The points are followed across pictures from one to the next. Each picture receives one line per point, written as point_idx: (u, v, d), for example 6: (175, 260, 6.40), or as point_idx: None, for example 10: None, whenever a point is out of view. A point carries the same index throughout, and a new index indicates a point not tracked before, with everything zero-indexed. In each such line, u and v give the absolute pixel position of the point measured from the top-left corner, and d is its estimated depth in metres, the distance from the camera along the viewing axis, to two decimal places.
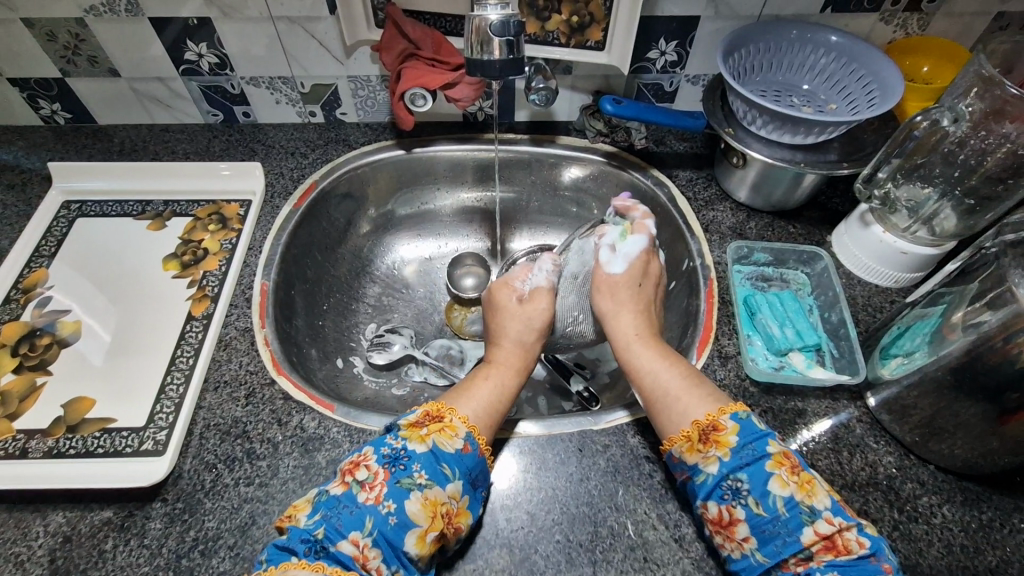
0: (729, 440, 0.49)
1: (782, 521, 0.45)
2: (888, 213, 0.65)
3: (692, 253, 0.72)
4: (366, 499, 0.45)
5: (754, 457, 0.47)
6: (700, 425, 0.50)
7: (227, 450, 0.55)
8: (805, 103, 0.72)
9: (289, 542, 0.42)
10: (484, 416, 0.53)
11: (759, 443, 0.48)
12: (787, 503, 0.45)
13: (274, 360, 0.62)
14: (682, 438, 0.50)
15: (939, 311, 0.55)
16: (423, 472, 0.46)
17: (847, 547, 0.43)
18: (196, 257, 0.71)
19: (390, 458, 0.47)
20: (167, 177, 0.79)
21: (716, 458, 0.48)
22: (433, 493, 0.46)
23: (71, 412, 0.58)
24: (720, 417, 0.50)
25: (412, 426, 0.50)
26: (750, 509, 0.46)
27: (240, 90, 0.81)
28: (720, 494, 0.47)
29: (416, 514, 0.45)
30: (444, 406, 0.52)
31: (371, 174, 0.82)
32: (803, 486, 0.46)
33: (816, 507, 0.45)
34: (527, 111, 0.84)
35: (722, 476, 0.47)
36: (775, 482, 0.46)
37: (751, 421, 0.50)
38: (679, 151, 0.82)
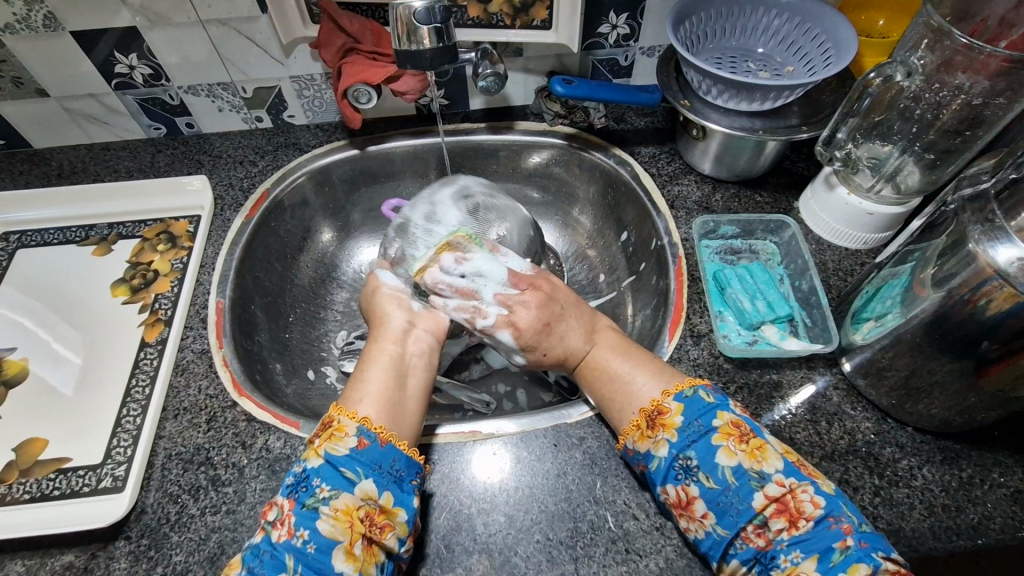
0: (674, 421, 0.48)
1: (734, 492, 0.45)
2: (852, 173, 0.63)
3: (659, 232, 0.70)
4: (279, 537, 0.44)
5: (700, 434, 0.47)
6: (646, 411, 0.50)
7: (191, 480, 0.53)
8: (761, 68, 0.70)
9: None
10: (378, 403, 0.50)
11: (705, 418, 0.48)
12: (736, 472, 0.45)
13: (235, 381, 0.60)
14: (632, 428, 0.50)
15: (909, 270, 0.54)
16: (326, 485, 0.45)
17: (801, 509, 0.43)
18: (146, 280, 0.69)
19: (293, 485, 0.46)
20: (110, 198, 0.76)
21: (664, 441, 0.48)
22: (341, 502, 0.45)
23: (23, 455, 0.56)
24: (665, 401, 0.50)
25: (308, 444, 0.48)
26: (703, 485, 0.46)
27: (179, 100, 0.77)
28: (674, 475, 0.47)
29: (332, 531, 0.44)
30: (338, 407, 0.50)
31: (325, 177, 0.80)
32: (753, 453, 0.45)
33: (766, 471, 0.45)
34: (481, 98, 0.81)
35: (674, 458, 0.47)
36: (723, 455, 0.46)
37: (696, 397, 0.49)
38: (640, 127, 0.80)
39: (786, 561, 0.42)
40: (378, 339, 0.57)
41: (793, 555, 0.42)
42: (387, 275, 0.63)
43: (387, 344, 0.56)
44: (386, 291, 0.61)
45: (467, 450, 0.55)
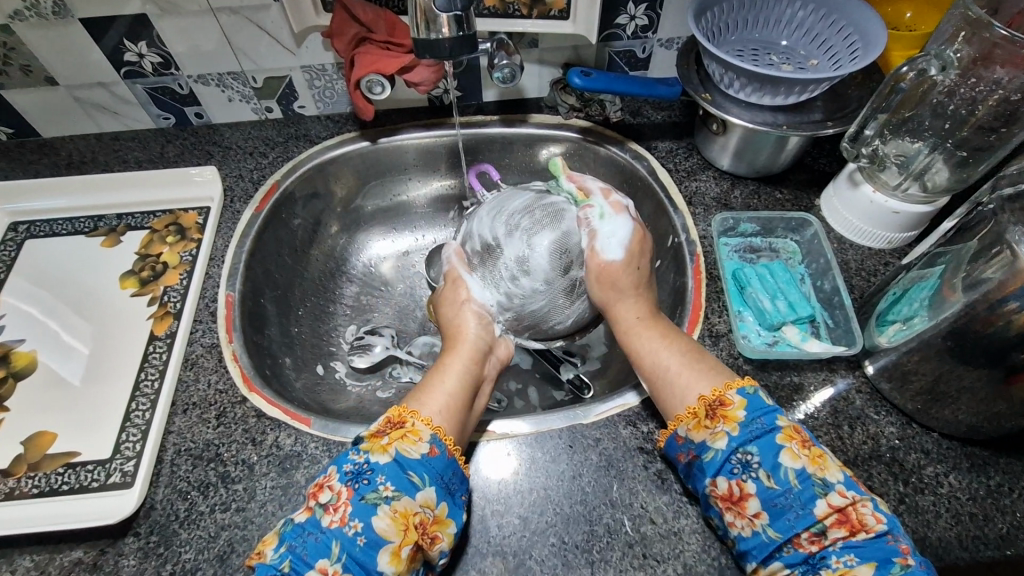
0: (737, 414, 0.47)
1: (795, 494, 0.43)
2: (878, 170, 0.62)
3: (676, 228, 0.69)
4: (330, 522, 0.43)
5: (763, 431, 0.45)
6: (706, 399, 0.49)
7: (200, 476, 0.52)
8: (785, 61, 0.68)
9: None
10: (451, 415, 0.50)
11: (767, 418, 0.46)
12: (799, 475, 0.43)
13: (245, 376, 0.59)
14: (688, 415, 0.49)
15: (939, 273, 0.52)
16: (389, 484, 0.44)
17: (862, 522, 0.42)
18: (156, 272, 0.68)
19: (353, 474, 0.45)
20: (119, 189, 0.75)
21: (723, 433, 0.46)
22: (402, 504, 0.44)
23: (31, 448, 0.55)
24: (727, 392, 0.49)
25: (373, 437, 0.47)
26: (761, 483, 0.44)
27: (189, 89, 0.76)
28: (730, 468, 0.45)
29: (386, 530, 0.42)
30: (406, 409, 0.50)
31: (336, 169, 0.78)
32: (815, 460, 0.44)
33: (829, 480, 0.43)
34: (495, 90, 0.80)
35: (732, 451, 0.46)
36: (786, 456, 0.44)
37: (758, 396, 0.48)
38: (657, 121, 0.78)
39: (838, 563, 0.41)
40: (458, 351, 0.57)
41: (848, 559, 0.41)
42: (474, 286, 0.64)
43: (468, 358, 0.57)
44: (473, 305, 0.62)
45: (481, 449, 0.54)
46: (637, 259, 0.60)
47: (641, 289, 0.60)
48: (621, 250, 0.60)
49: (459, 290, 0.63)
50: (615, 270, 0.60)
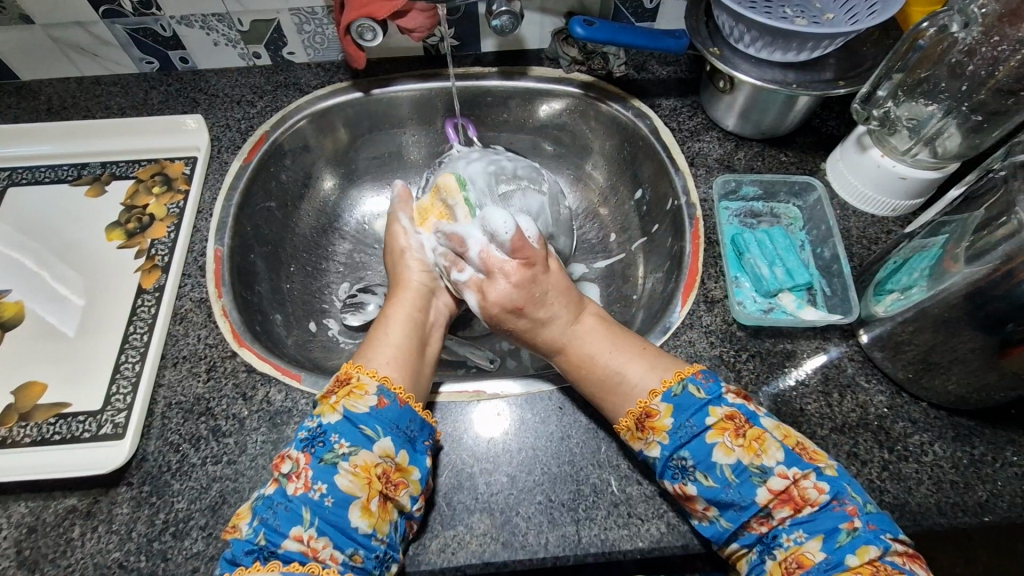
0: (664, 423, 0.46)
1: (735, 489, 0.43)
2: (888, 134, 0.59)
3: (676, 190, 0.67)
4: (295, 489, 0.43)
5: (692, 434, 0.45)
6: (634, 413, 0.48)
7: (192, 429, 0.53)
8: (799, 15, 0.64)
9: (235, 555, 0.42)
10: (396, 360, 0.50)
11: (697, 417, 0.45)
12: (735, 469, 0.43)
13: (234, 331, 0.58)
14: (623, 427, 0.48)
15: (941, 242, 0.52)
16: (344, 441, 0.45)
17: (805, 497, 0.42)
18: (142, 224, 0.66)
19: (309, 440, 0.45)
20: (101, 136, 0.72)
21: (656, 444, 0.46)
22: (360, 459, 0.44)
23: (22, 398, 0.55)
24: (652, 401, 0.47)
25: (323, 399, 0.48)
26: (701, 484, 0.44)
27: (172, 32, 0.72)
28: (670, 473, 0.45)
29: (350, 487, 0.43)
30: (353, 366, 0.50)
31: (326, 121, 0.76)
32: (751, 447, 0.44)
33: (767, 464, 0.43)
34: (493, 39, 0.76)
35: (667, 458, 0.45)
36: (719, 453, 0.44)
37: (686, 393, 0.46)
38: (662, 77, 0.75)
39: (790, 541, 0.42)
40: (401, 298, 0.57)
41: (798, 535, 0.42)
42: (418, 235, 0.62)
43: (413, 300, 0.57)
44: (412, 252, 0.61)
45: (471, 410, 0.54)
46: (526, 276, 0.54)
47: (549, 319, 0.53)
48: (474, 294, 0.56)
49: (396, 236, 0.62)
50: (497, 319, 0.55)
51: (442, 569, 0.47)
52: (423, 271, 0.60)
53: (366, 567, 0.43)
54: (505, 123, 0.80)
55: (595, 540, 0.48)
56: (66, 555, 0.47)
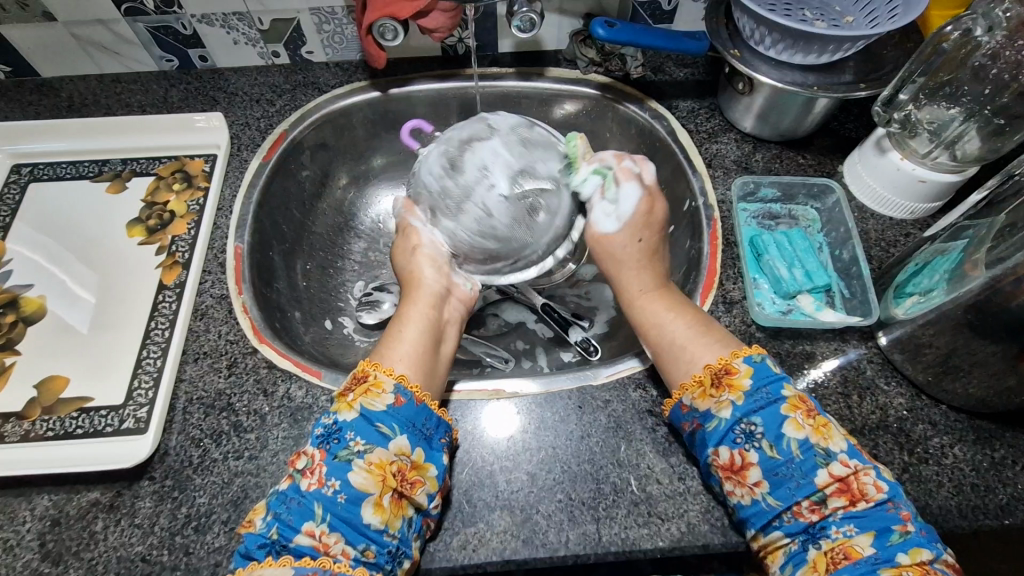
0: (742, 383, 0.46)
1: (797, 464, 0.43)
2: (907, 137, 0.59)
3: (694, 191, 0.67)
4: (309, 485, 0.43)
5: (767, 400, 0.45)
6: (711, 369, 0.48)
7: (213, 425, 0.53)
8: (819, 18, 0.64)
9: (248, 549, 0.42)
10: (413, 362, 0.50)
11: (773, 387, 0.46)
12: (802, 446, 0.43)
13: (255, 328, 0.59)
14: (693, 383, 0.48)
15: (961, 246, 0.53)
16: (359, 438, 0.45)
17: (863, 491, 0.42)
18: (162, 221, 0.66)
19: (324, 436, 0.45)
20: (121, 133, 0.72)
21: (728, 402, 0.46)
22: (375, 456, 0.44)
23: (45, 392, 0.56)
24: (733, 360, 0.48)
25: (341, 396, 0.48)
26: (764, 453, 0.44)
27: (193, 30, 0.73)
28: (733, 438, 0.45)
29: (364, 484, 0.43)
30: (370, 362, 0.50)
31: (344, 120, 0.76)
32: (820, 429, 0.44)
33: (831, 449, 0.43)
34: (511, 40, 0.76)
35: (736, 421, 0.45)
36: (790, 426, 0.44)
37: (765, 363, 0.47)
38: (679, 79, 0.75)
39: (838, 533, 0.41)
40: (417, 298, 0.56)
41: (847, 528, 0.41)
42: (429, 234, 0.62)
43: (429, 305, 0.56)
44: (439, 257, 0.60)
45: (489, 408, 0.54)
46: (637, 230, 0.57)
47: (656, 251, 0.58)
48: (619, 224, 0.58)
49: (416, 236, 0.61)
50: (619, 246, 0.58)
51: (463, 565, 0.47)
52: (439, 272, 0.59)
53: (377, 563, 0.43)
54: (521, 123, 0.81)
55: (616, 538, 0.48)
56: (89, 548, 0.47)
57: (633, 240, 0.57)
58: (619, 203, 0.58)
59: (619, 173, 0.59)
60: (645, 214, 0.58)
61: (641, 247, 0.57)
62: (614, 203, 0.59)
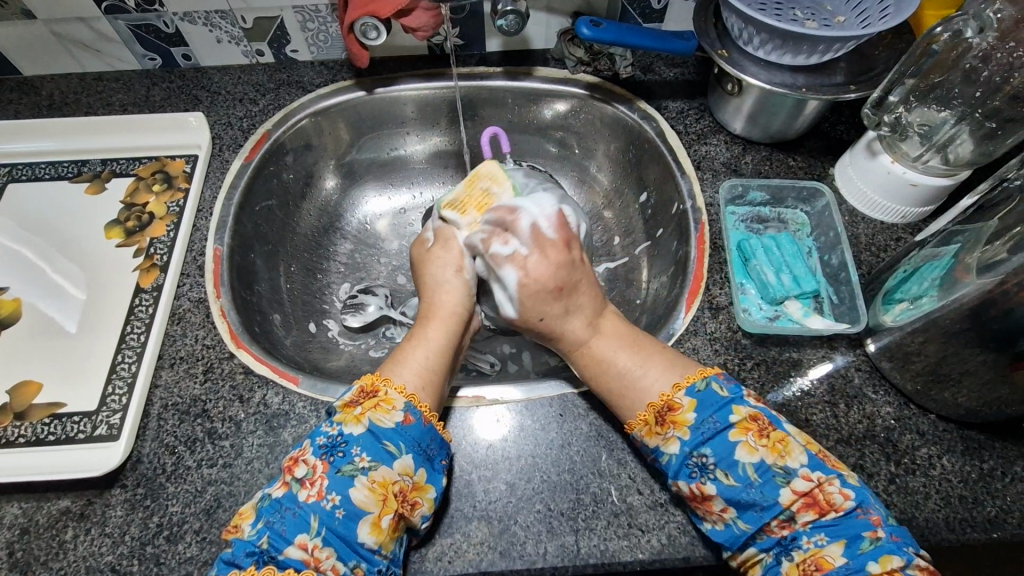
0: (686, 418, 0.45)
1: (757, 489, 0.42)
2: (898, 140, 0.58)
3: (682, 194, 0.66)
4: (307, 497, 0.43)
5: (714, 431, 0.44)
6: (655, 407, 0.47)
7: (188, 432, 0.52)
8: (809, 17, 0.62)
9: (234, 556, 0.41)
10: (425, 381, 0.49)
11: (720, 414, 0.45)
12: (759, 469, 0.42)
13: (232, 332, 0.58)
14: (640, 421, 0.47)
15: (953, 252, 0.51)
16: (365, 455, 0.44)
17: (828, 504, 0.41)
18: (141, 222, 0.65)
19: (327, 448, 0.45)
20: (102, 133, 0.71)
21: (676, 438, 0.45)
22: (379, 475, 0.44)
23: (18, 397, 0.55)
24: (676, 394, 0.46)
25: (347, 407, 0.47)
26: (721, 483, 0.43)
27: (175, 28, 0.71)
28: (688, 472, 0.44)
29: (364, 502, 0.43)
30: (379, 377, 0.49)
31: (329, 120, 0.75)
32: (774, 448, 0.43)
33: (790, 466, 0.42)
34: (498, 39, 0.75)
35: (686, 455, 0.44)
36: (742, 451, 0.43)
37: (709, 389, 0.46)
38: (669, 79, 0.74)
39: (810, 544, 0.41)
40: (438, 320, 0.55)
41: (818, 539, 0.41)
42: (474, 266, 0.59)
43: (451, 329, 0.54)
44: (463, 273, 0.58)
45: (469, 416, 0.53)
46: (554, 284, 0.53)
47: (577, 298, 0.53)
48: (518, 276, 0.53)
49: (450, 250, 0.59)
50: (540, 283, 0.53)
51: None
52: (462, 296, 0.57)
53: None
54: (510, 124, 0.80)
55: (595, 550, 0.47)
56: (58, 558, 0.47)
57: (552, 290, 0.52)
58: (529, 259, 0.54)
59: (494, 258, 0.55)
60: (535, 291, 0.53)
61: (544, 324, 0.53)
62: (509, 277, 0.54)
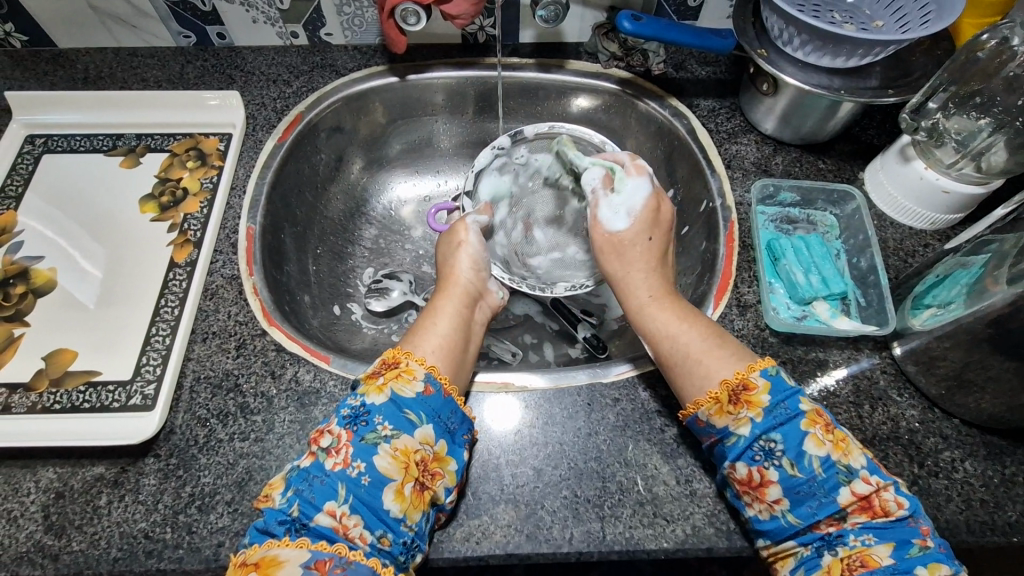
0: (761, 399, 0.45)
1: (819, 482, 0.42)
2: (934, 146, 0.58)
3: (711, 192, 0.67)
4: (333, 465, 0.43)
5: (787, 417, 0.44)
6: (729, 385, 0.46)
7: (220, 405, 0.53)
8: (848, 20, 0.62)
9: (267, 524, 0.42)
10: (442, 352, 0.51)
11: (791, 402, 0.45)
12: (824, 463, 0.42)
13: (264, 310, 0.58)
14: (710, 399, 0.47)
15: (982, 261, 0.52)
16: (387, 423, 0.45)
17: (884, 508, 0.41)
18: (175, 198, 0.66)
19: (351, 418, 0.45)
20: (137, 108, 0.72)
21: (747, 419, 0.45)
22: (401, 443, 0.44)
23: (53, 364, 0.56)
24: (751, 375, 0.46)
25: (370, 378, 0.48)
26: (784, 471, 0.43)
27: (212, 7, 0.72)
28: (752, 455, 0.44)
29: (388, 469, 0.43)
30: (400, 350, 0.50)
31: (361, 104, 0.75)
32: (839, 445, 0.43)
33: (853, 466, 0.43)
34: (532, 30, 0.75)
35: (755, 438, 0.44)
36: (810, 443, 0.43)
37: (781, 377, 0.46)
38: (701, 77, 0.74)
39: (856, 542, 0.41)
40: (450, 294, 0.57)
41: (866, 538, 0.41)
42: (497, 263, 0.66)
43: (464, 302, 0.57)
44: (467, 248, 0.60)
45: (495, 402, 0.54)
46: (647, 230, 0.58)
47: (664, 248, 0.58)
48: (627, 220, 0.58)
49: (455, 230, 0.62)
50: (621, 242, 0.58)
51: (466, 557, 0.47)
52: (478, 274, 0.59)
53: (392, 551, 0.42)
54: (538, 116, 0.80)
55: (620, 537, 0.48)
56: (92, 522, 0.47)
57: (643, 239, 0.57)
58: (628, 198, 0.58)
59: (630, 169, 0.60)
60: (654, 212, 0.59)
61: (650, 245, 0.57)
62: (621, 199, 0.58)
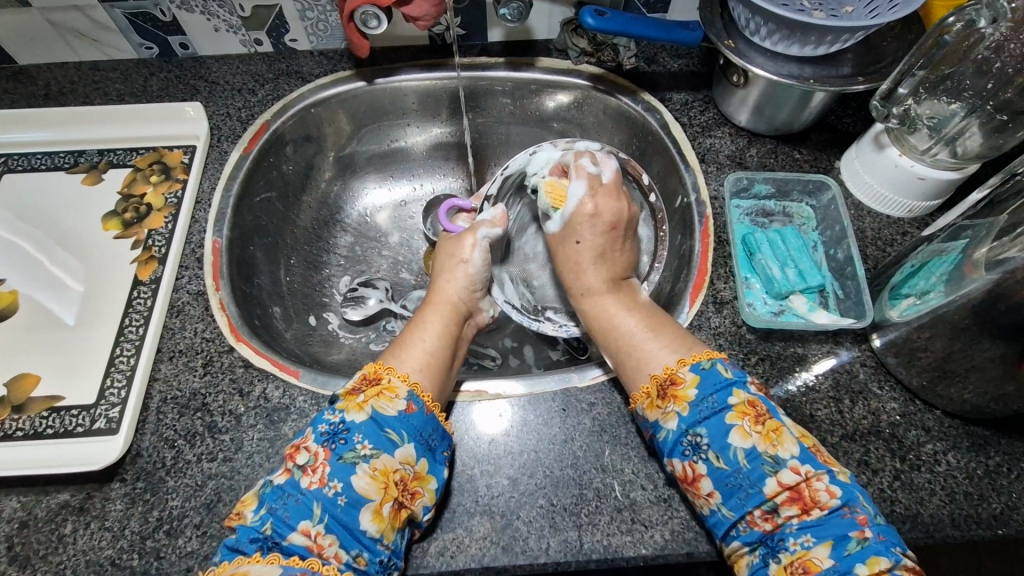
0: (687, 393, 0.45)
1: (745, 474, 0.42)
2: (906, 133, 0.58)
3: (686, 188, 0.65)
4: (309, 484, 0.42)
5: (713, 410, 0.44)
6: (659, 378, 0.47)
7: (187, 425, 0.51)
8: (817, 7, 0.60)
9: (238, 542, 0.41)
10: (428, 368, 0.50)
11: (720, 394, 0.44)
12: (750, 455, 0.42)
13: (232, 325, 0.57)
14: (643, 395, 0.48)
15: (960, 247, 0.51)
16: (367, 442, 0.44)
17: (814, 498, 0.41)
18: (139, 214, 0.65)
19: (329, 435, 0.44)
20: (98, 123, 0.70)
21: (674, 413, 0.45)
22: (381, 462, 0.43)
23: (15, 390, 0.54)
24: (679, 369, 0.47)
25: (350, 395, 0.46)
26: (712, 464, 0.43)
27: (172, 16, 0.70)
28: (682, 450, 0.44)
29: (366, 489, 0.42)
30: (382, 365, 0.49)
31: (329, 110, 0.74)
32: (768, 436, 0.43)
33: (781, 457, 0.42)
34: (500, 28, 0.74)
35: (682, 432, 0.44)
36: (736, 435, 0.43)
37: (714, 369, 0.46)
38: (673, 70, 0.73)
39: (796, 545, 0.40)
40: (437, 307, 0.55)
41: (804, 539, 0.40)
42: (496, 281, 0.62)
43: (447, 314, 0.55)
44: (468, 267, 0.57)
45: (470, 412, 0.52)
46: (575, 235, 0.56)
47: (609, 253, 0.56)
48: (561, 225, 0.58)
49: (462, 244, 0.58)
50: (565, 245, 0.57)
51: (441, 573, 0.46)
52: (465, 286, 0.57)
53: (367, 570, 0.42)
54: (511, 115, 0.79)
55: (597, 546, 0.47)
56: (57, 552, 0.46)
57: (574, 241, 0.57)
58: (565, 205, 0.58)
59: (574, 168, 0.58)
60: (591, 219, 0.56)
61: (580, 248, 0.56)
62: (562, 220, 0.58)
